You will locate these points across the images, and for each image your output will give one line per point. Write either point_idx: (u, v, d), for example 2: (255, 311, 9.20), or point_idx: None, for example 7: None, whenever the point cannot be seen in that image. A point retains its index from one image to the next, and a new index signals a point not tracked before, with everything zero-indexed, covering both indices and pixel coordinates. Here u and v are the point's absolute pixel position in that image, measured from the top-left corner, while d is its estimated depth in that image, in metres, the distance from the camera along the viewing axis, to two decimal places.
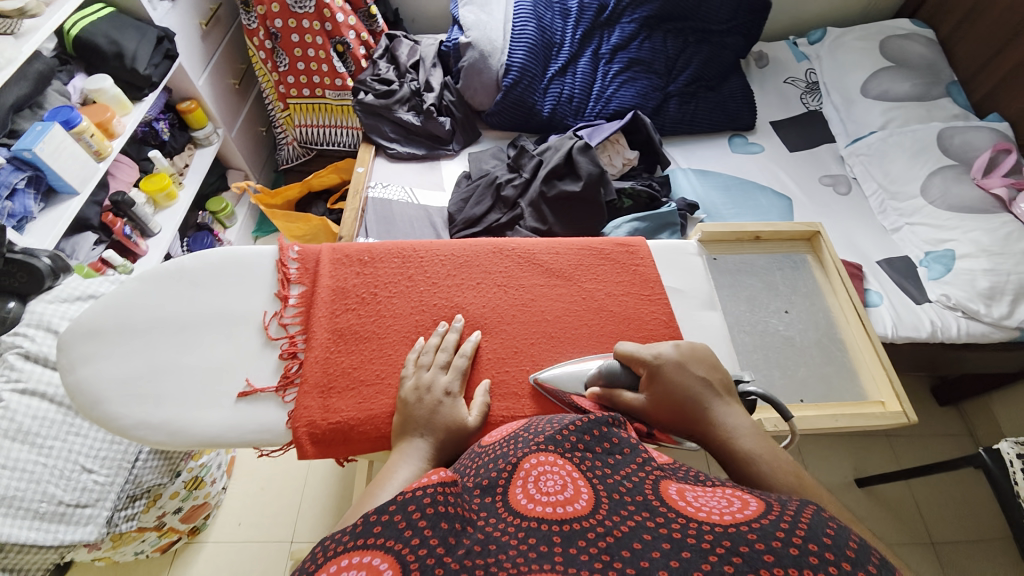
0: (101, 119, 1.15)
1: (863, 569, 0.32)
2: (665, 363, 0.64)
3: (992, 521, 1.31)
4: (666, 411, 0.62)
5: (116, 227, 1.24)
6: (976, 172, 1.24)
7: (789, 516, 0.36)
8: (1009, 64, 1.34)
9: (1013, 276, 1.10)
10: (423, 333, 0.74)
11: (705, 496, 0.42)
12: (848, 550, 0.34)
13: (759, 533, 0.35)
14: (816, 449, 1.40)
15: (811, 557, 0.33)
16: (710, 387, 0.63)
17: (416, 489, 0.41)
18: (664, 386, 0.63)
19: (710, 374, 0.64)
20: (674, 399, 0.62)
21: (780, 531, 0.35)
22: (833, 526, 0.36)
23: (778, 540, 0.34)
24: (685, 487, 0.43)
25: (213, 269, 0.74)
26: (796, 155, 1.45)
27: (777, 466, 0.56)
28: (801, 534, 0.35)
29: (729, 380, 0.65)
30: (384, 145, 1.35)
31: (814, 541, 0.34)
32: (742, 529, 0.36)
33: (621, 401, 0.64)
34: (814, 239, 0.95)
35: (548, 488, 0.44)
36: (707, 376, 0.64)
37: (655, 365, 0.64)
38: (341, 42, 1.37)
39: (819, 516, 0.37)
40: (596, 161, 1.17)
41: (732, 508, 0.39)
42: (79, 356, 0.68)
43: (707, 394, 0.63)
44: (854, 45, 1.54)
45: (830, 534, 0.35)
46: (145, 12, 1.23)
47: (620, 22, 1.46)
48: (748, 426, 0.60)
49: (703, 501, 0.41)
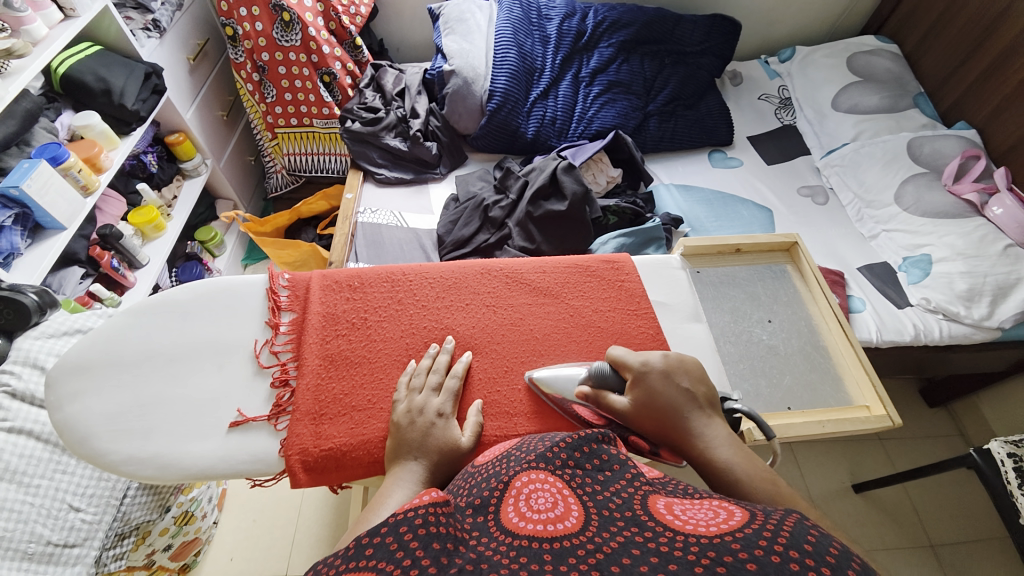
0: (89, 154, 1.17)
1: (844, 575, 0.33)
2: (651, 371, 0.66)
3: (987, 520, 1.32)
4: (646, 417, 0.63)
5: (104, 260, 1.23)
6: (947, 179, 1.28)
7: (771, 525, 0.37)
8: (972, 75, 1.41)
9: (989, 278, 1.13)
10: (414, 356, 0.74)
11: (693, 508, 0.43)
12: (828, 556, 0.34)
13: (742, 542, 0.36)
14: (811, 456, 1.41)
15: (792, 563, 0.34)
16: (693, 399, 0.64)
17: (408, 510, 0.41)
18: (646, 393, 0.64)
19: (694, 386, 0.66)
20: (655, 406, 0.63)
21: (762, 539, 0.36)
22: (816, 533, 0.36)
23: (761, 548, 0.35)
24: (673, 500, 0.44)
25: (204, 300, 0.75)
26: (773, 168, 1.50)
27: (753, 474, 0.57)
28: (783, 541, 0.35)
29: (712, 393, 0.67)
30: (372, 170, 1.38)
31: (796, 548, 0.35)
32: (726, 539, 0.37)
33: (605, 403, 0.66)
34: (792, 249, 0.98)
35: (539, 505, 0.45)
36: (690, 387, 0.65)
37: (640, 371, 0.66)
38: (328, 73, 1.40)
39: (802, 525, 0.37)
40: (580, 180, 1.20)
41: (717, 519, 0.40)
42: (66, 392, 0.67)
43: (689, 403, 0.64)
44: (822, 62, 1.61)
45: (812, 541, 0.35)
46: (134, 49, 1.26)
47: (598, 47, 1.52)
48: (726, 437, 0.61)
49: (690, 514, 0.41)
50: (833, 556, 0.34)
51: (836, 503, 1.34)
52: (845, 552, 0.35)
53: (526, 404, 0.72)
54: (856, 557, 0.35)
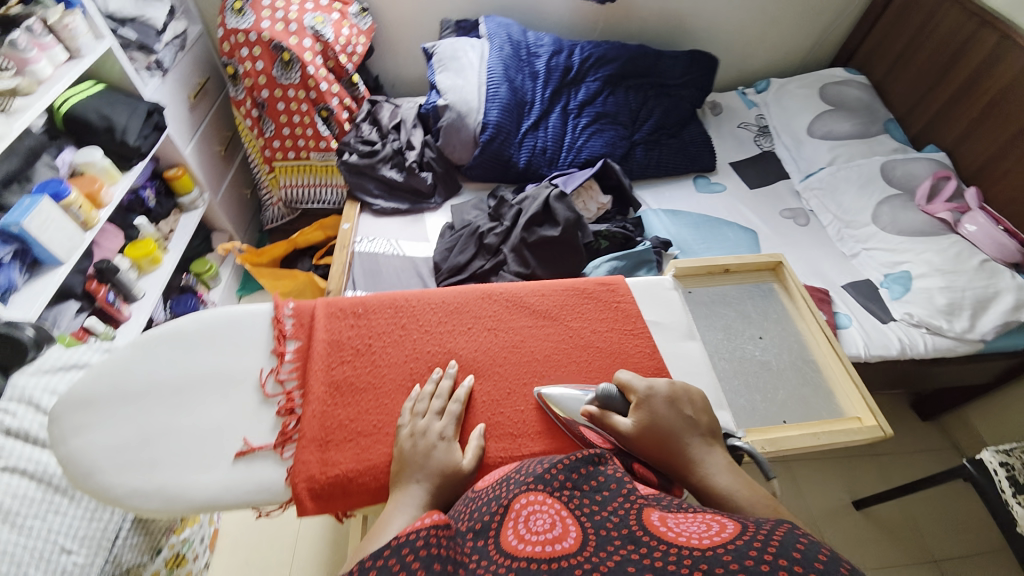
0: (90, 190, 1.18)
1: None
2: (657, 396, 0.68)
3: (989, 534, 1.33)
4: (647, 440, 0.65)
5: (99, 294, 1.24)
6: (920, 199, 1.35)
7: (762, 536, 0.39)
8: (940, 101, 1.50)
9: (967, 292, 1.18)
10: (417, 381, 0.75)
11: (685, 521, 0.44)
12: (817, 562, 0.35)
13: (734, 553, 0.37)
14: (811, 473, 1.41)
15: (778, 571, 0.35)
16: (694, 425, 0.66)
17: (410, 532, 0.43)
18: (650, 416, 0.66)
19: (697, 414, 0.68)
20: (658, 430, 0.65)
21: (753, 550, 0.37)
22: (805, 540, 0.38)
23: (751, 558, 0.36)
24: (667, 514, 0.45)
25: (209, 330, 0.75)
26: (755, 192, 1.57)
27: (752, 500, 0.59)
28: (772, 551, 0.37)
29: (714, 425, 0.69)
30: (369, 201, 1.42)
31: (785, 556, 0.36)
32: (719, 551, 0.38)
33: (609, 424, 0.67)
34: (778, 269, 1.01)
35: (537, 527, 0.46)
36: (693, 415, 0.67)
37: (646, 395, 0.68)
38: (325, 108, 1.45)
39: (791, 534, 0.39)
40: (572, 207, 1.25)
41: (710, 531, 0.41)
42: (71, 426, 0.67)
43: (691, 430, 0.66)
44: (797, 92, 1.71)
45: (801, 548, 0.37)
46: (136, 88, 1.30)
47: (585, 81, 1.60)
48: (726, 465, 0.63)
49: (684, 526, 0.43)
50: (821, 563, 0.35)
51: (836, 522, 1.33)
52: (836, 558, 0.36)
53: (529, 425, 0.73)
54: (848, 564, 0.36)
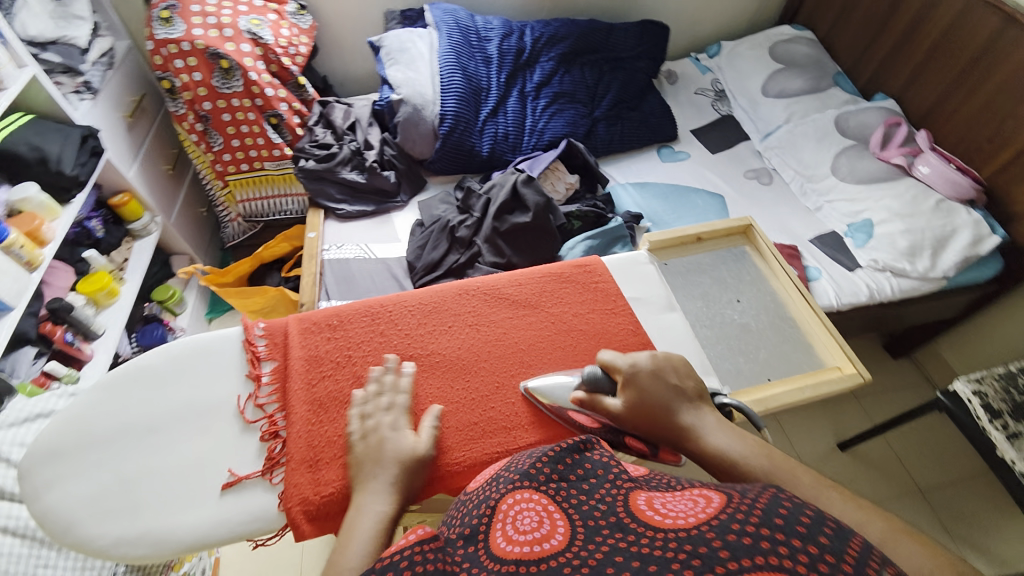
0: (31, 228, 1.11)
1: (813, 541, 0.36)
2: (641, 371, 0.68)
3: (967, 458, 1.41)
4: (639, 416, 0.66)
5: (57, 335, 1.17)
6: (875, 147, 1.39)
7: (744, 507, 0.40)
8: (885, 50, 1.54)
9: (927, 233, 1.23)
10: (359, 382, 0.73)
11: (672, 501, 0.45)
12: (799, 527, 0.37)
13: (717, 529, 0.38)
14: (798, 423, 1.47)
15: (760, 540, 0.37)
16: (681, 393, 0.67)
17: (395, 553, 0.43)
18: (637, 393, 0.67)
19: (682, 381, 0.69)
20: (648, 405, 0.66)
21: (736, 522, 0.38)
22: (787, 505, 0.40)
23: (734, 532, 0.37)
24: (653, 496, 0.46)
25: (178, 362, 0.72)
26: (718, 156, 1.58)
27: (748, 452, 0.61)
28: (754, 521, 0.38)
29: (700, 387, 0.70)
30: (332, 207, 1.37)
31: (764, 525, 0.38)
32: (702, 529, 0.39)
33: (601, 407, 0.68)
34: (749, 231, 1.03)
35: (525, 526, 0.45)
36: (679, 383, 0.68)
37: (630, 372, 0.68)
38: (274, 115, 1.39)
39: (774, 499, 0.41)
40: (541, 190, 1.23)
41: (697, 507, 0.42)
42: (41, 481, 0.63)
43: (678, 397, 0.67)
44: (748, 54, 1.72)
45: (780, 515, 0.38)
46: (67, 114, 1.21)
47: (540, 62, 1.57)
48: (717, 424, 0.65)
49: (671, 507, 0.43)
50: (803, 526, 0.38)
51: (826, 467, 1.39)
52: (818, 519, 0.39)
53: (522, 417, 0.73)
54: (830, 522, 0.39)
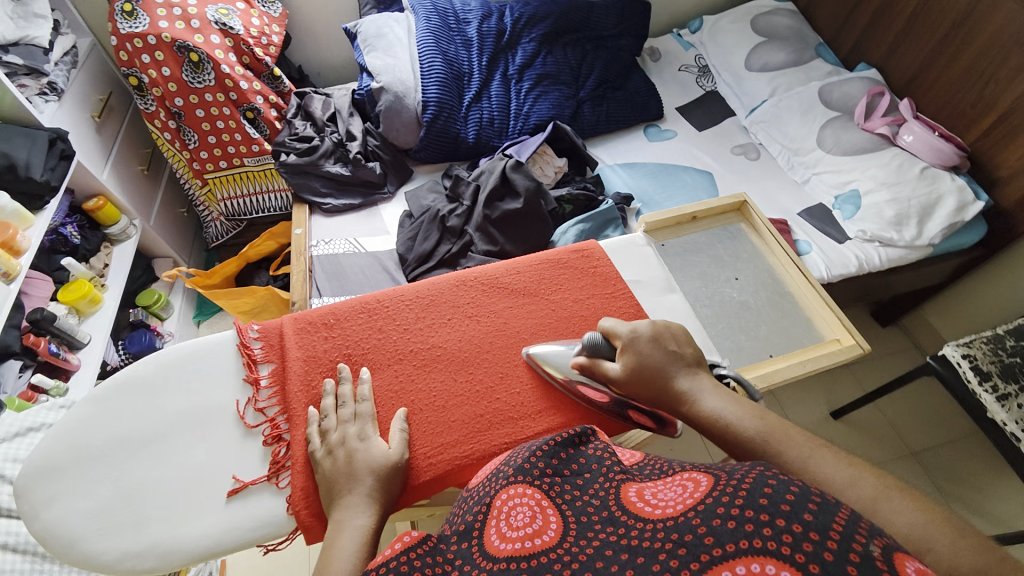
0: (4, 237, 1.06)
1: (797, 521, 0.35)
2: (640, 337, 0.68)
3: (957, 420, 1.45)
4: (636, 381, 0.66)
5: (41, 346, 1.12)
6: (859, 118, 1.39)
7: (730, 488, 0.39)
8: (865, 18, 1.53)
9: (913, 201, 1.24)
10: (314, 402, 0.70)
11: (662, 489, 0.45)
12: (783, 505, 0.36)
13: (703, 515, 0.38)
14: (792, 395, 1.50)
15: (744, 524, 0.36)
16: (678, 359, 0.67)
17: (384, 561, 0.46)
18: (636, 357, 0.67)
19: (682, 348, 0.68)
20: (644, 370, 0.66)
21: (721, 506, 0.38)
22: (774, 482, 0.39)
23: (718, 517, 0.37)
24: (644, 486, 0.47)
25: (169, 369, 0.70)
26: (704, 133, 1.58)
27: (743, 415, 0.60)
28: (739, 502, 0.38)
29: (699, 355, 0.69)
30: (318, 201, 1.33)
31: (750, 507, 0.37)
32: (689, 516, 0.39)
33: (601, 372, 0.69)
34: (742, 208, 1.03)
35: (518, 522, 0.47)
36: (678, 349, 0.68)
37: (629, 337, 0.69)
38: (250, 108, 1.34)
39: (761, 477, 0.40)
40: (530, 175, 1.21)
41: (685, 493, 0.43)
42: (38, 499, 0.62)
43: (676, 363, 0.66)
44: (730, 27, 1.70)
45: (767, 493, 0.37)
46: (33, 117, 1.15)
47: (521, 43, 1.54)
48: (714, 390, 0.64)
49: (660, 496, 0.44)
50: (788, 504, 0.36)
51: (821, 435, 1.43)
52: (805, 493, 0.37)
53: (527, 407, 0.73)
54: (815, 496, 0.37)
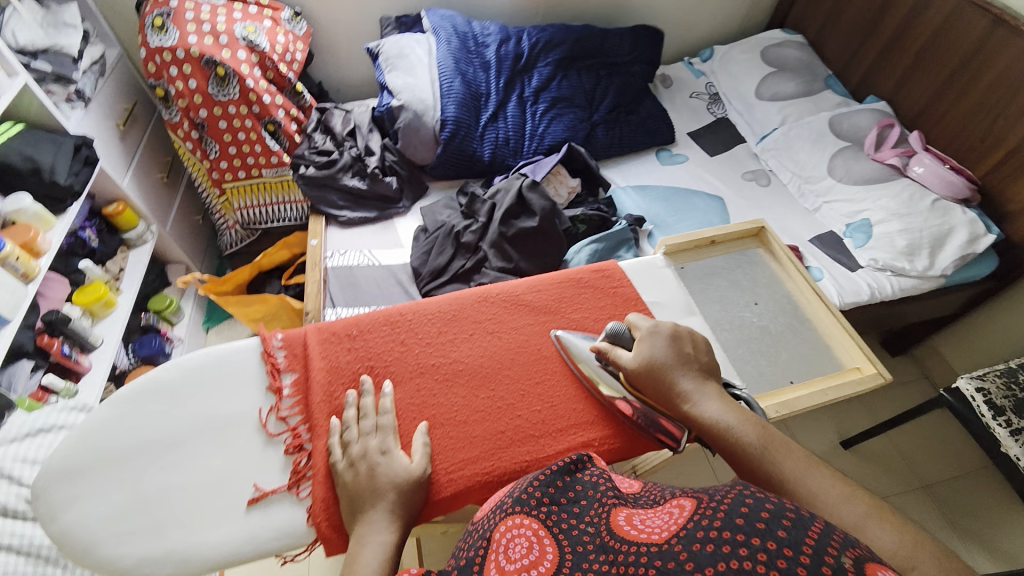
0: (25, 239, 1.07)
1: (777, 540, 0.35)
2: (659, 334, 0.71)
3: (969, 454, 1.43)
4: (642, 374, 0.69)
5: (54, 347, 1.13)
6: (870, 148, 1.41)
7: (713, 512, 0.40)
8: (874, 52, 1.57)
9: (925, 232, 1.25)
10: (337, 412, 0.70)
11: (651, 516, 0.45)
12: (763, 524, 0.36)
13: (686, 541, 0.38)
14: (802, 423, 1.48)
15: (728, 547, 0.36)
16: (689, 361, 0.69)
17: None
18: (648, 352, 0.70)
19: (695, 352, 0.70)
20: (654, 365, 0.68)
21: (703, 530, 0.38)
22: (750, 499, 0.40)
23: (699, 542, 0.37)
24: (635, 512, 0.47)
25: (191, 375, 0.70)
26: (715, 159, 1.60)
27: (743, 423, 0.62)
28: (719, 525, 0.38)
29: (711, 365, 0.71)
30: (334, 214, 1.36)
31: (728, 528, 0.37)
32: (673, 542, 0.39)
33: (612, 357, 0.72)
34: (761, 234, 1.04)
35: (516, 553, 0.45)
36: (692, 352, 0.70)
37: (649, 331, 0.72)
38: (272, 121, 1.37)
39: (738, 496, 0.40)
40: (546, 195, 1.24)
41: (671, 518, 0.42)
42: (57, 501, 0.62)
43: (686, 365, 0.69)
44: (741, 57, 1.74)
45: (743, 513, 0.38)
46: (59, 123, 1.18)
47: (537, 66, 1.57)
48: (716, 395, 0.66)
49: (648, 522, 0.44)
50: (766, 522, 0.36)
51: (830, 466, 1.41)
52: (777, 511, 0.38)
53: (548, 424, 0.73)
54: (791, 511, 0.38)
